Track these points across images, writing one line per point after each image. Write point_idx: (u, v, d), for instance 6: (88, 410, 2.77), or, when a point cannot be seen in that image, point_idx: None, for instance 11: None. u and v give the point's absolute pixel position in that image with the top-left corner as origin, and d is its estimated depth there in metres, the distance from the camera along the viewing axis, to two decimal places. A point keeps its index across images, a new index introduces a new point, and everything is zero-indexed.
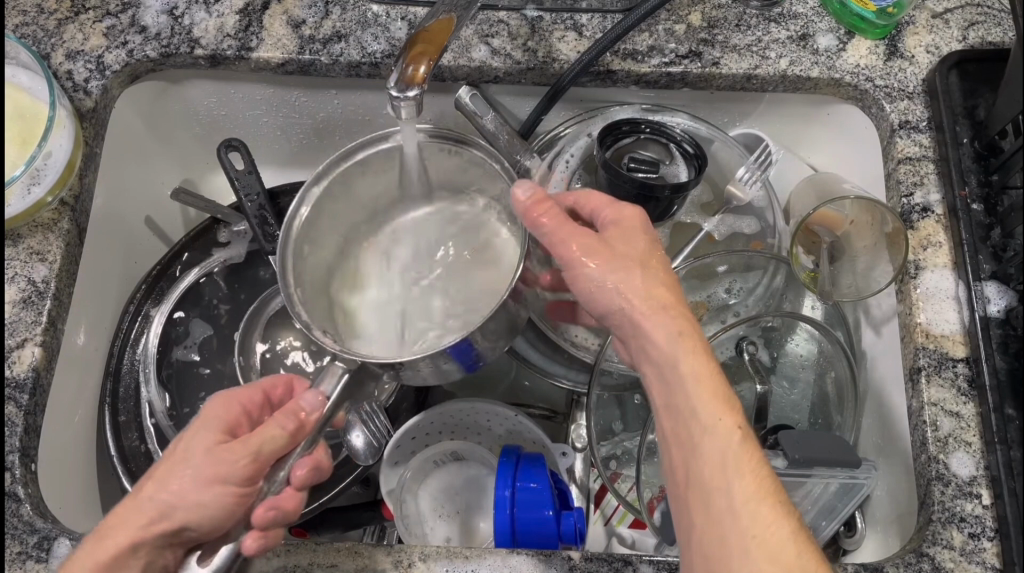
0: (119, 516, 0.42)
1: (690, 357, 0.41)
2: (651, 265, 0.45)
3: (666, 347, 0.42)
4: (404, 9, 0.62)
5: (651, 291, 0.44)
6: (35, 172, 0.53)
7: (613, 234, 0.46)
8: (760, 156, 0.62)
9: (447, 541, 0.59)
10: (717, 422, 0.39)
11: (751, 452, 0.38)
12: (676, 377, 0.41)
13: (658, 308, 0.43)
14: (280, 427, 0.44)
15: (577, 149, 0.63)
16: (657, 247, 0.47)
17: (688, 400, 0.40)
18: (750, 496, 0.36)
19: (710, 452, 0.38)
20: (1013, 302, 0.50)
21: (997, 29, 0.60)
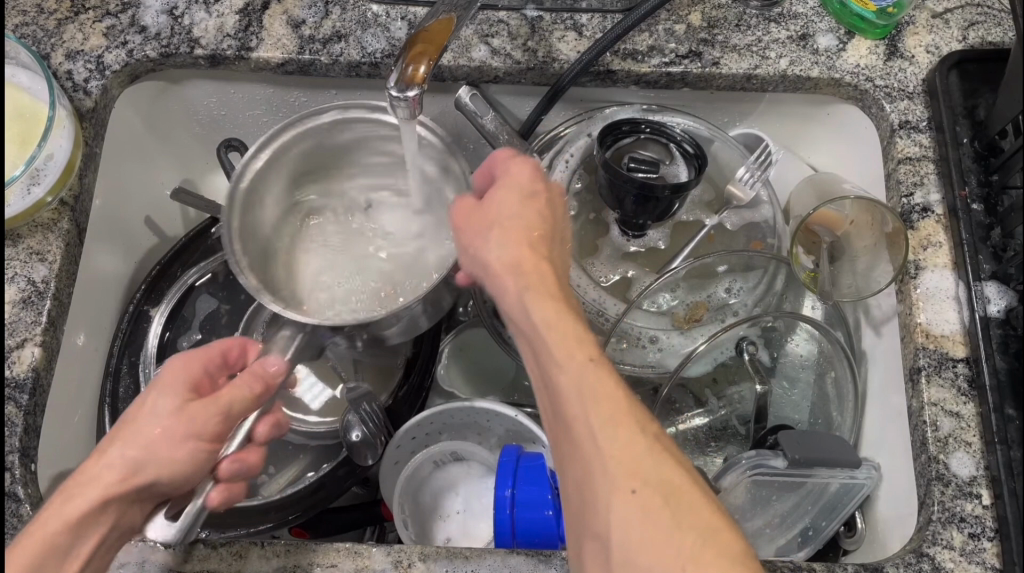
0: (81, 477, 0.43)
1: (542, 297, 0.41)
2: (515, 223, 0.45)
3: (533, 285, 0.41)
4: (404, 9, 0.62)
5: (516, 243, 0.44)
6: (35, 172, 0.53)
7: (493, 200, 0.47)
8: (760, 156, 0.62)
9: (447, 541, 0.60)
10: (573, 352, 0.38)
11: (609, 379, 0.37)
12: (534, 311, 0.40)
13: (521, 262, 0.43)
14: (246, 389, 0.47)
15: (578, 149, 0.62)
16: (527, 198, 0.46)
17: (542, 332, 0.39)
18: (607, 421, 0.35)
19: (567, 388, 0.37)
20: (1013, 302, 0.50)
21: (997, 29, 0.60)
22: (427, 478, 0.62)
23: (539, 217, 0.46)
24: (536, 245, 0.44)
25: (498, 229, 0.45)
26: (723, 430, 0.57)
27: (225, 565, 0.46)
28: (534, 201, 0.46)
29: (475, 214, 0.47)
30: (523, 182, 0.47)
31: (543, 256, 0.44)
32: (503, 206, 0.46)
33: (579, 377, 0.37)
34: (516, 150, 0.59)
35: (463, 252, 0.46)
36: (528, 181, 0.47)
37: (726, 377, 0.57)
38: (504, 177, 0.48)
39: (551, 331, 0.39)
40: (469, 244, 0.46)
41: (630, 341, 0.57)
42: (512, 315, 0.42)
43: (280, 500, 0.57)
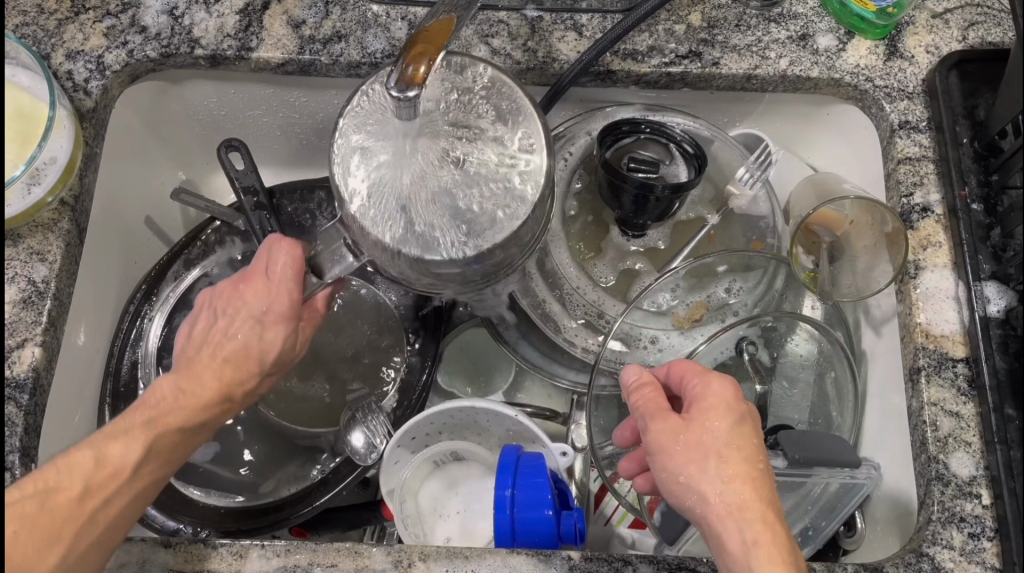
0: (171, 402, 0.47)
1: (773, 561, 0.38)
2: (734, 452, 0.42)
3: (752, 539, 0.39)
4: (404, 9, 0.63)
5: (742, 484, 0.40)
6: (35, 172, 0.53)
7: (699, 419, 0.43)
8: (761, 156, 0.61)
9: (447, 541, 0.60)
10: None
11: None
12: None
13: (742, 509, 0.40)
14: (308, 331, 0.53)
15: (577, 149, 0.62)
16: (740, 423, 0.43)
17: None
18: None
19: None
20: (1013, 302, 0.50)
21: (997, 29, 0.60)
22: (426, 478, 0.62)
23: (757, 448, 0.42)
24: (762, 485, 0.41)
25: (718, 458, 0.41)
26: None
27: (226, 565, 0.46)
28: (747, 433, 0.43)
29: (676, 427, 0.43)
30: (727, 401, 0.44)
31: (769, 497, 0.40)
32: (715, 429, 0.42)
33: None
34: None
35: (659, 467, 0.43)
36: (733, 401, 0.44)
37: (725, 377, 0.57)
38: (716, 397, 0.44)
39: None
40: (666, 468, 0.42)
41: (629, 341, 0.57)
42: (722, 559, 0.40)
43: (280, 500, 0.58)
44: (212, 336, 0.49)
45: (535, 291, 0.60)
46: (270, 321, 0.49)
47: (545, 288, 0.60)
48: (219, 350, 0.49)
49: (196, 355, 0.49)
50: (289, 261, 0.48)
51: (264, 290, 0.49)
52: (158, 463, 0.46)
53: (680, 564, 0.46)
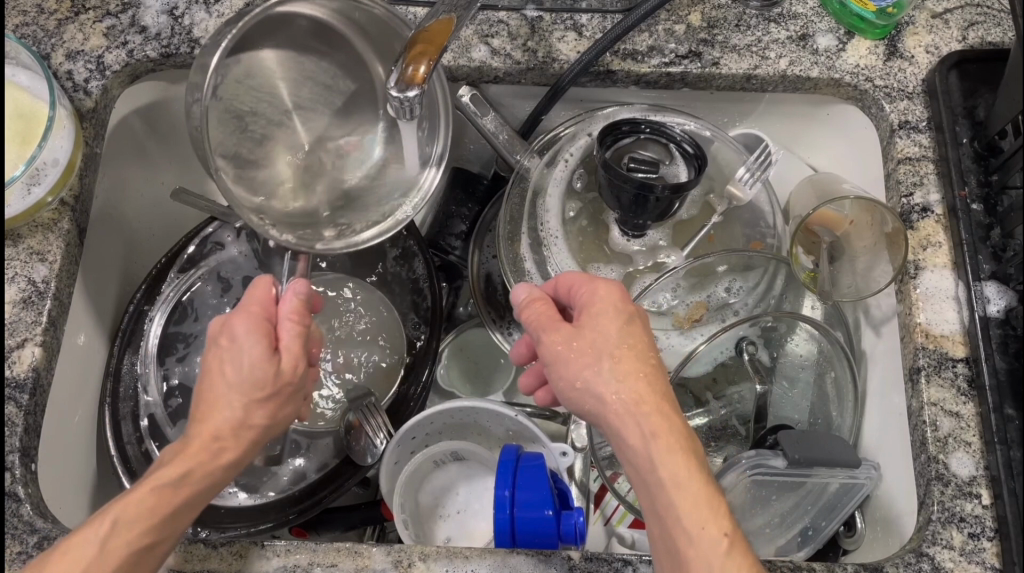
0: (171, 467, 0.43)
1: (669, 459, 0.40)
2: (627, 350, 0.43)
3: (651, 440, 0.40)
4: (404, 9, 0.62)
5: (636, 386, 0.41)
6: (35, 172, 0.53)
7: (589, 321, 0.44)
8: (760, 157, 0.62)
9: (447, 541, 0.60)
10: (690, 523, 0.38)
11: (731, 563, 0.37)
12: (658, 478, 0.40)
13: (637, 413, 0.41)
14: (300, 328, 0.46)
15: (577, 149, 0.62)
16: (631, 322, 0.44)
17: (662, 494, 0.39)
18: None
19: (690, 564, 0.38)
20: (1013, 302, 0.50)
21: (997, 29, 0.60)
22: (427, 477, 0.62)
23: (647, 343, 0.44)
24: (655, 381, 0.42)
25: (610, 359, 0.42)
26: (723, 429, 0.57)
27: (225, 565, 0.46)
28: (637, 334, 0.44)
29: (568, 331, 0.44)
30: (616, 302, 0.44)
31: (662, 390, 0.42)
32: (606, 330, 0.43)
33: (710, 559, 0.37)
34: (515, 150, 0.62)
35: (557, 376, 0.43)
36: (620, 301, 0.44)
37: (725, 377, 0.57)
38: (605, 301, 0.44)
39: (677, 503, 0.39)
40: (558, 370, 0.43)
41: None
42: (625, 460, 0.41)
43: (280, 499, 0.58)
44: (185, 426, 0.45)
45: None
46: (257, 329, 0.45)
47: None
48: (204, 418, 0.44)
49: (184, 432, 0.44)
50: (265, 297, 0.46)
51: (254, 316, 0.45)
52: (156, 528, 0.41)
53: None
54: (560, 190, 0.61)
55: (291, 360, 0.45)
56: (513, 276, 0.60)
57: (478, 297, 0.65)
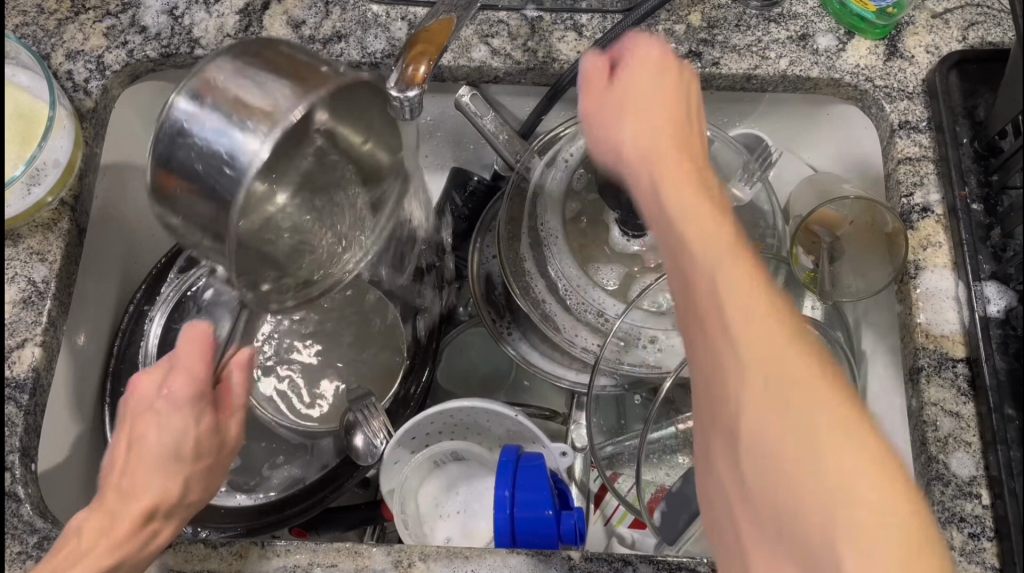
0: (94, 540, 0.43)
1: (694, 229, 0.34)
2: (668, 123, 0.40)
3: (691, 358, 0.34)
4: (404, 9, 0.62)
5: (663, 143, 0.39)
6: (35, 172, 0.53)
7: (625, 85, 0.42)
8: (762, 156, 0.64)
9: (447, 541, 0.60)
10: (718, 278, 0.32)
11: (756, 296, 0.31)
12: (686, 247, 0.34)
13: (664, 181, 0.37)
14: (241, 397, 0.48)
15: (577, 149, 0.62)
16: (675, 93, 0.42)
17: (690, 323, 0.34)
18: (774, 378, 0.30)
19: (736, 364, 0.31)
20: (1014, 302, 0.50)
21: (997, 29, 0.60)
22: (426, 477, 0.62)
23: (692, 133, 0.41)
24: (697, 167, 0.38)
25: (643, 123, 0.40)
26: None
27: (225, 565, 0.46)
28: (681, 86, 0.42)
29: (601, 92, 0.43)
30: (656, 71, 0.43)
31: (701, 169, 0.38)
32: (645, 102, 0.41)
33: (734, 262, 0.32)
34: (516, 150, 0.63)
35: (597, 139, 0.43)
36: (662, 71, 0.43)
37: None
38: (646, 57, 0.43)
39: (699, 264, 0.33)
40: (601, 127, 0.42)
41: (629, 341, 0.57)
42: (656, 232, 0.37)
43: (279, 500, 0.59)
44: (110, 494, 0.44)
45: (535, 291, 0.60)
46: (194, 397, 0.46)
47: (545, 288, 0.60)
48: (137, 490, 0.44)
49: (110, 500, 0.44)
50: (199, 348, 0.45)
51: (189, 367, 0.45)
52: None
53: (679, 564, 0.46)
54: (561, 190, 0.61)
55: (234, 430, 0.48)
56: (513, 276, 0.61)
57: (478, 297, 0.65)
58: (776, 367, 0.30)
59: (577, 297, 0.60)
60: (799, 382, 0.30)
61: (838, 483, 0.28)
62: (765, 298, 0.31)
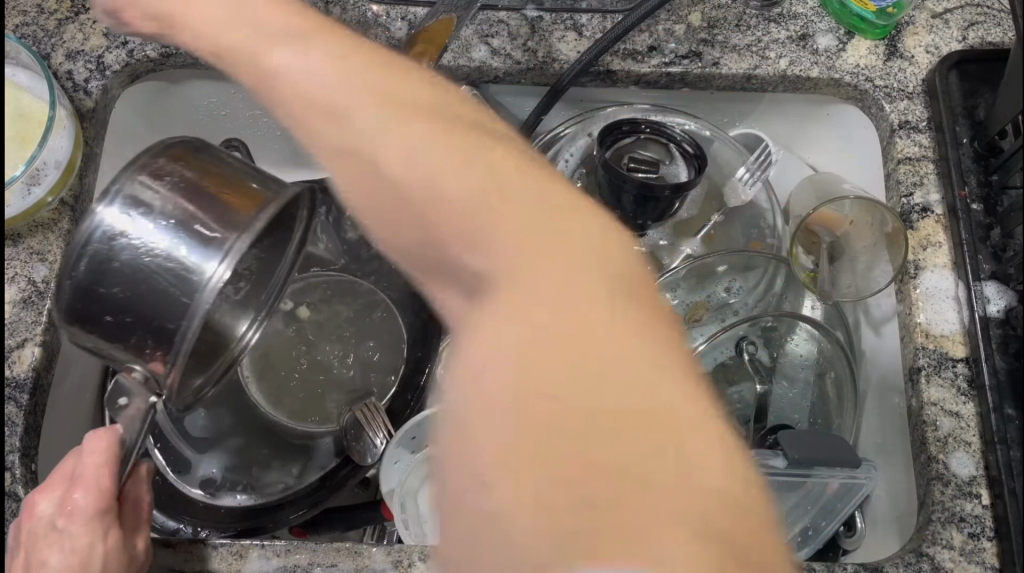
0: None
1: (529, 240, 0.36)
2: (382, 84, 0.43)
3: (467, 350, 0.34)
4: (404, 8, 0.62)
5: (486, 146, 0.39)
6: (35, 172, 0.53)
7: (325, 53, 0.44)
8: (760, 156, 0.62)
9: None
10: (562, 290, 0.34)
11: (621, 304, 0.34)
12: (491, 252, 0.36)
13: (489, 184, 0.37)
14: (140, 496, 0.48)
15: (577, 149, 0.63)
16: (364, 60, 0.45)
17: (502, 327, 0.34)
18: (586, 379, 0.32)
19: (513, 372, 0.32)
20: (1013, 302, 0.50)
21: (997, 29, 0.60)
22: None
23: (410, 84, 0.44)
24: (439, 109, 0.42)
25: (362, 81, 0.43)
26: None
27: (226, 565, 0.46)
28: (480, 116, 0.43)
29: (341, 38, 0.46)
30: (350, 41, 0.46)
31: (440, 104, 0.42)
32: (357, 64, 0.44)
33: (608, 257, 0.36)
34: None
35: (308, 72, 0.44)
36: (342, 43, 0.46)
37: (725, 377, 0.57)
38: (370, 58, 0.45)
39: (552, 274, 0.34)
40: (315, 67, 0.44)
41: None
42: (457, 238, 0.37)
43: (280, 497, 0.59)
44: None
45: None
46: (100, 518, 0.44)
47: None
48: None
49: None
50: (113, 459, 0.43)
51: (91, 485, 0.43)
52: None
53: None
54: None
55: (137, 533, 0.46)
56: None
57: None
58: (618, 378, 0.32)
59: None
60: (667, 399, 0.32)
61: (695, 486, 0.30)
62: (614, 328, 0.33)
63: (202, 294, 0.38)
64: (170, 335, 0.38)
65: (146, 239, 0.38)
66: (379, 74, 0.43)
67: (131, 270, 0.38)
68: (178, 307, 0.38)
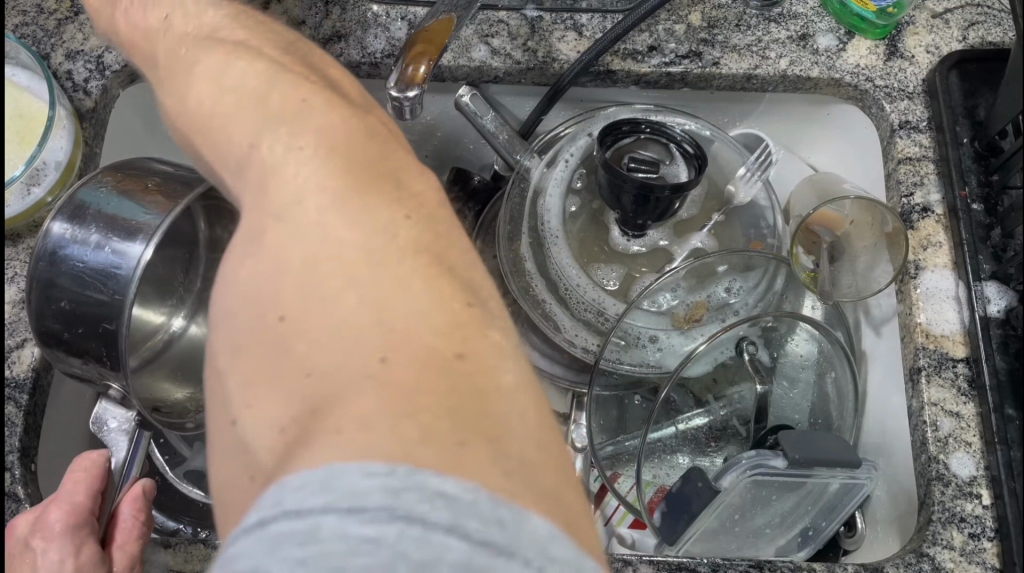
0: None
1: (358, 199, 0.30)
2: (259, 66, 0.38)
3: (286, 294, 0.28)
4: (404, 9, 0.62)
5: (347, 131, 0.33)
6: (35, 172, 0.53)
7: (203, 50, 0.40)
8: (761, 157, 0.63)
9: None
10: (396, 234, 0.30)
11: (448, 285, 0.29)
12: (338, 228, 0.29)
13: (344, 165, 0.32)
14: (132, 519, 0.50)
15: (577, 149, 0.62)
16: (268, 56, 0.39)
17: (296, 285, 0.28)
18: (370, 322, 0.27)
19: (303, 305, 0.28)
20: (1013, 302, 0.50)
21: (997, 29, 0.60)
22: None
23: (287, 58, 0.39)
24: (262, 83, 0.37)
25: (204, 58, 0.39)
26: (723, 430, 0.57)
27: None
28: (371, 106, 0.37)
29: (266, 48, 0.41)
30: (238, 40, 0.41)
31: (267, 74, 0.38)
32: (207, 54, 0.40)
33: (458, 240, 0.32)
34: (515, 150, 0.62)
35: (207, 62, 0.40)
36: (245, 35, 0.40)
37: (726, 378, 0.56)
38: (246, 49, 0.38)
39: (399, 215, 0.31)
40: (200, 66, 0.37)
41: (629, 341, 0.57)
42: (281, 211, 0.30)
43: None
44: None
45: (535, 291, 0.60)
46: (80, 529, 0.48)
47: (545, 288, 0.60)
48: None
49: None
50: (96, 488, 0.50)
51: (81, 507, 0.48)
52: None
53: (679, 564, 0.46)
54: (560, 190, 0.62)
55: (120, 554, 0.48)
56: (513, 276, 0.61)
57: None
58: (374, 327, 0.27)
59: (577, 295, 0.59)
60: (478, 349, 0.27)
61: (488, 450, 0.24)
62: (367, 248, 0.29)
63: (129, 283, 0.48)
64: (112, 333, 0.48)
65: (80, 246, 0.48)
66: (267, 53, 0.38)
67: (76, 278, 0.48)
68: (114, 304, 0.48)
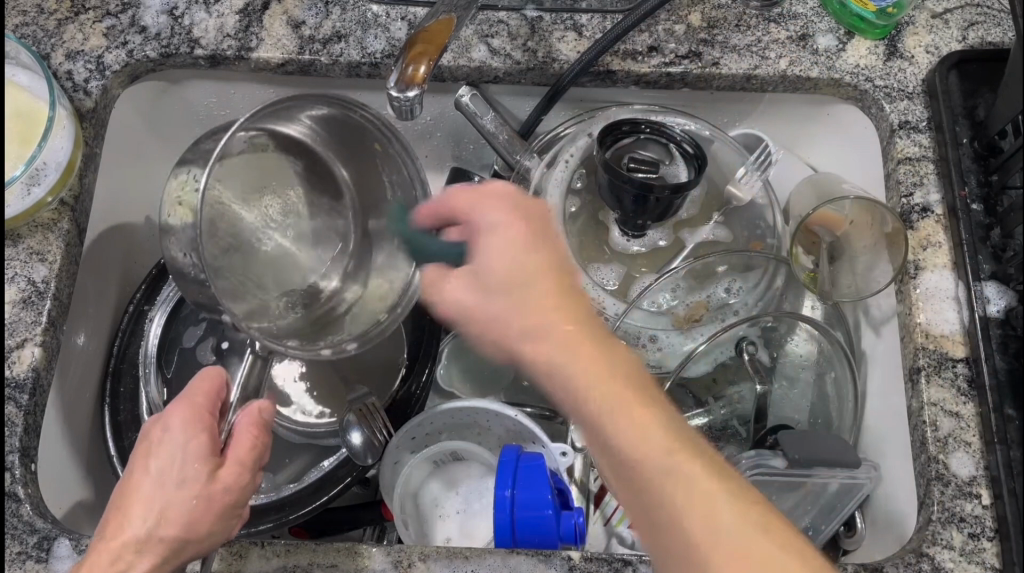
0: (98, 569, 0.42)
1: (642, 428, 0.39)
2: (527, 227, 0.45)
3: (660, 516, 0.38)
4: (404, 9, 0.62)
5: (557, 313, 0.43)
6: (35, 172, 0.53)
7: (487, 241, 0.45)
8: (761, 157, 0.62)
9: (447, 541, 0.60)
10: (664, 451, 0.38)
11: (685, 484, 0.38)
12: (644, 433, 0.39)
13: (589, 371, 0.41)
14: (250, 439, 0.46)
15: (577, 149, 0.62)
16: (527, 203, 0.47)
17: (675, 487, 0.38)
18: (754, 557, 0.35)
19: (686, 489, 0.37)
20: (1013, 302, 0.50)
21: (997, 29, 0.60)
22: (428, 477, 0.63)
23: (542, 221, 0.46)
24: (506, 260, 0.44)
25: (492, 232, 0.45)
26: (723, 430, 0.57)
27: (225, 565, 0.47)
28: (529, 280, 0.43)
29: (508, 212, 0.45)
30: (504, 196, 0.46)
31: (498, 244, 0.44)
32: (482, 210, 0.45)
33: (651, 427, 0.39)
34: (515, 150, 0.62)
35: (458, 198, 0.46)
36: (509, 204, 0.46)
37: (725, 377, 0.57)
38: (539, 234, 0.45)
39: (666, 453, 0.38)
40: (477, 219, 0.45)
41: (630, 342, 0.57)
42: (624, 428, 0.39)
43: (280, 500, 0.59)
44: (118, 523, 0.43)
45: None
46: (195, 425, 0.46)
47: None
48: (151, 509, 0.43)
49: (119, 523, 0.43)
50: (214, 395, 0.48)
51: (198, 408, 0.46)
52: None
53: None
54: (561, 190, 0.61)
55: (223, 476, 0.45)
56: None
57: None
58: (706, 524, 0.36)
59: None
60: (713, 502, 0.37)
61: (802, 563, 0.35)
62: (661, 437, 0.39)
63: None
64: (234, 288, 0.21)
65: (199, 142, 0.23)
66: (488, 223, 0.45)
67: None
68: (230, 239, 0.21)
